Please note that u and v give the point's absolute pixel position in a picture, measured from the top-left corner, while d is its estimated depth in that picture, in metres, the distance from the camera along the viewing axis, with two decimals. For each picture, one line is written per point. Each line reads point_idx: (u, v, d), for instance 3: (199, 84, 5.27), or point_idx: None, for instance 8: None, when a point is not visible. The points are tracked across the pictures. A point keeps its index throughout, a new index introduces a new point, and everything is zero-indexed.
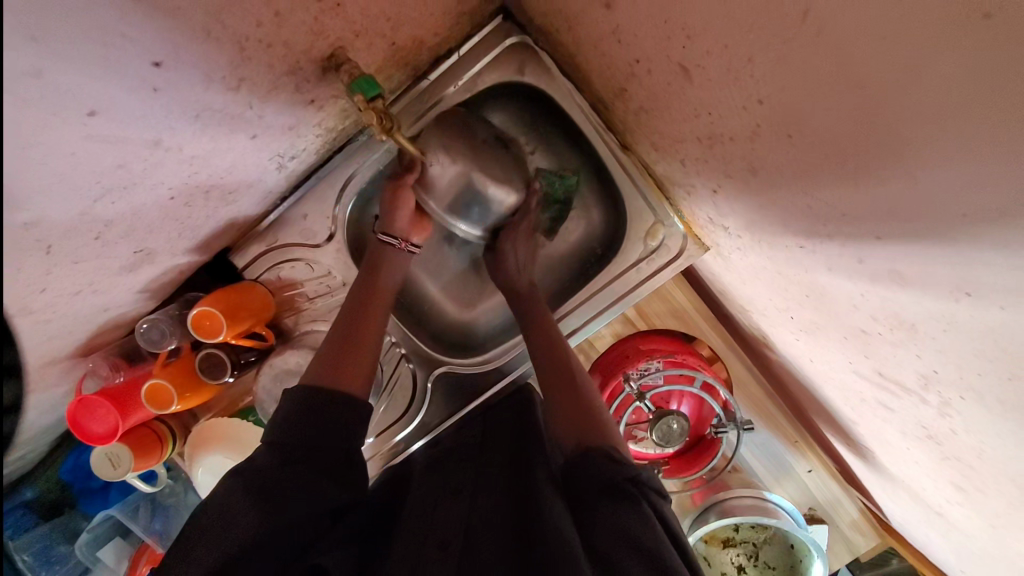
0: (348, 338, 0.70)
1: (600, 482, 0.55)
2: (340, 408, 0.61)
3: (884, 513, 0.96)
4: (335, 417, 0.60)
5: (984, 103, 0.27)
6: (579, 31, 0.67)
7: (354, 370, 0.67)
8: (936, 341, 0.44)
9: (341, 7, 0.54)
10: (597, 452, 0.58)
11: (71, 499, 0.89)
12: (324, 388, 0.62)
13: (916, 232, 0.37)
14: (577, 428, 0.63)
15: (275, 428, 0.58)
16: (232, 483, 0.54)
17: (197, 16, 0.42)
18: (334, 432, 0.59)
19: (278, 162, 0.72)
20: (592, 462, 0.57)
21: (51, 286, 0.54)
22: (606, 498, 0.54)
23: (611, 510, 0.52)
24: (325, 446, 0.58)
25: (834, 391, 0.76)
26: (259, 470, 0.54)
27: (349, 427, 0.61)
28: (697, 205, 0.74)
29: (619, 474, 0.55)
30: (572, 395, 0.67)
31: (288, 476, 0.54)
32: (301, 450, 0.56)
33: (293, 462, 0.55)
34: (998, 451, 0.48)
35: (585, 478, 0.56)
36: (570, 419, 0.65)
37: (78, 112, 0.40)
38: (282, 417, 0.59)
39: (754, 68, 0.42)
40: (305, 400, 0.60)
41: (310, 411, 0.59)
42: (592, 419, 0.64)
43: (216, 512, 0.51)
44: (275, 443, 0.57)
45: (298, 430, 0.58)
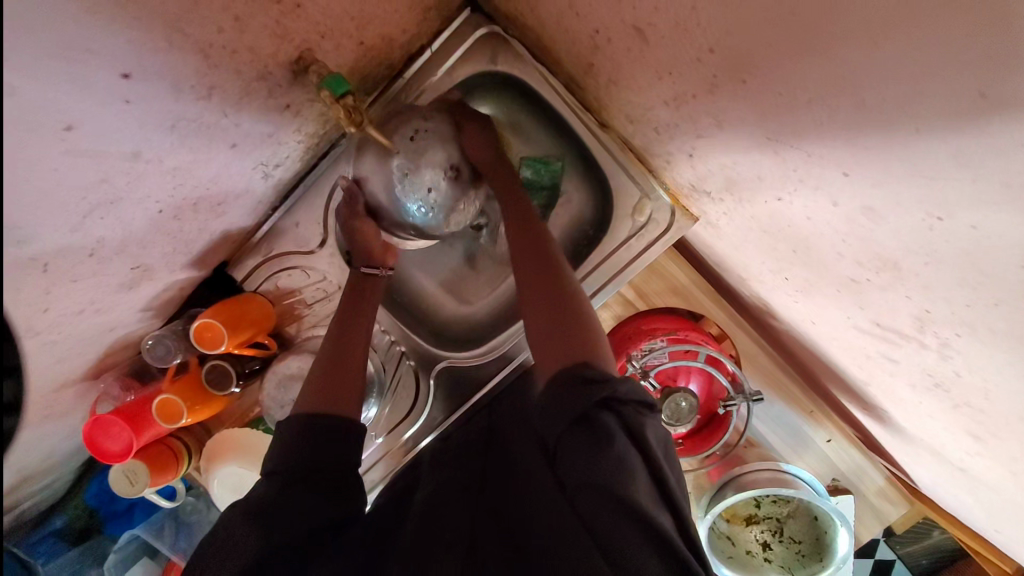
0: (336, 365, 0.68)
1: (570, 410, 0.53)
2: (336, 428, 0.60)
3: (911, 478, 0.92)
4: (326, 436, 0.59)
5: (909, 4, 0.27)
6: (540, 11, 0.68)
7: (347, 388, 0.66)
8: (922, 277, 0.43)
9: (301, 8, 0.56)
10: (573, 377, 0.54)
11: (99, 523, 0.91)
12: (320, 416, 0.60)
13: (878, 157, 0.37)
14: (555, 350, 0.59)
15: (273, 458, 0.57)
16: (231, 514, 0.53)
17: (158, 26, 0.45)
18: (330, 450, 0.58)
19: (263, 171, 0.74)
20: (567, 386, 0.54)
21: (53, 305, 0.56)
22: (577, 430, 0.52)
23: (583, 447, 0.50)
24: (323, 470, 0.56)
25: (841, 353, 0.74)
26: (258, 501, 0.53)
27: (348, 440, 0.60)
28: (679, 174, 0.74)
29: (588, 401, 0.52)
30: (552, 306, 0.62)
31: (287, 498, 0.53)
32: (299, 476, 0.55)
33: (291, 488, 0.54)
34: (1005, 390, 0.45)
35: (558, 399, 0.54)
36: (550, 337, 0.60)
37: (56, 127, 0.42)
38: (278, 444, 0.58)
39: (700, 17, 0.43)
40: (295, 428, 0.59)
41: (306, 434, 0.58)
42: (574, 335, 0.59)
43: (222, 541, 0.51)
44: (273, 470, 0.56)
45: (294, 456, 0.56)
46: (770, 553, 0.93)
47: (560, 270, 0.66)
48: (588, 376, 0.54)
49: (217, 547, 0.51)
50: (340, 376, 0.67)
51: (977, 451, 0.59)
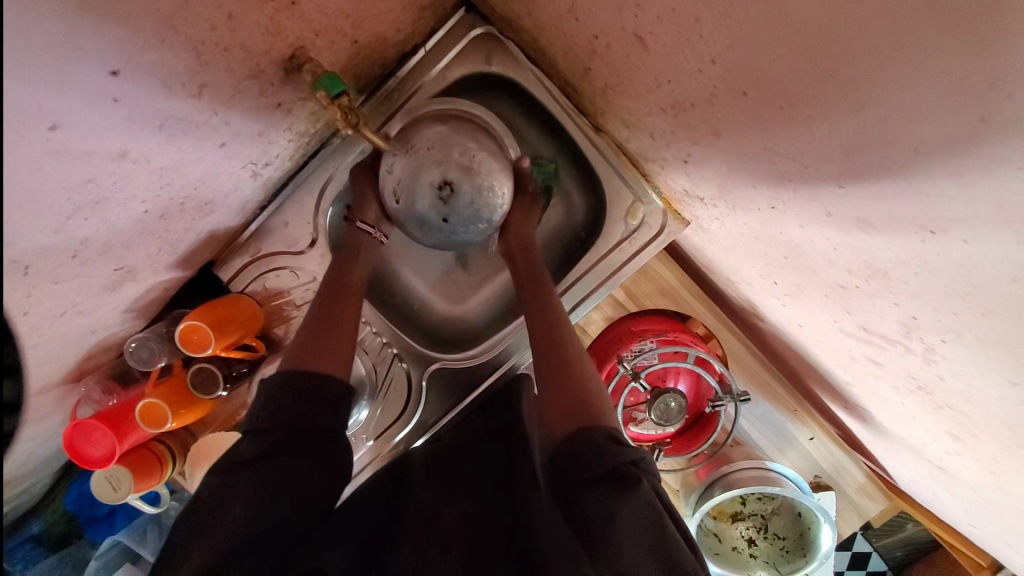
0: (323, 328, 0.68)
1: (603, 464, 0.52)
2: (325, 389, 0.60)
3: (889, 474, 0.95)
4: (313, 398, 0.59)
5: (916, 31, 0.28)
6: (537, 14, 0.68)
7: (331, 353, 0.65)
8: (911, 286, 0.44)
9: (297, 7, 0.55)
10: (598, 435, 0.55)
11: (78, 529, 0.88)
12: (307, 374, 0.60)
13: (872, 171, 0.38)
14: (567, 412, 0.60)
15: (257, 415, 0.57)
16: (221, 474, 0.52)
17: (150, 22, 0.43)
18: (320, 413, 0.58)
19: (252, 170, 0.73)
20: (595, 444, 0.54)
21: (32, 309, 0.54)
22: (610, 483, 0.51)
23: (621, 499, 0.50)
24: (309, 432, 0.57)
25: (827, 355, 0.76)
26: (245, 461, 0.53)
27: (335, 409, 0.60)
28: (672, 179, 0.75)
29: (622, 458, 0.53)
30: (563, 375, 0.64)
31: (277, 465, 0.53)
32: (286, 437, 0.55)
33: (280, 451, 0.54)
34: (986, 394, 0.47)
35: (588, 457, 0.53)
36: (561, 401, 0.61)
37: (39, 126, 0.40)
38: (264, 403, 0.57)
39: (703, 28, 0.44)
40: (282, 387, 0.58)
41: (292, 394, 0.58)
42: (587, 401, 0.61)
43: (209, 506, 0.50)
44: (258, 429, 0.55)
45: (281, 415, 0.56)
46: (754, 549, 0.96)
47: (574, 347, 0.69)
48: (611, 437, 0.55)
49: (206, 511, 0.49)
50: (330, 336, 0.67)
51: (957, 450, 0.60)
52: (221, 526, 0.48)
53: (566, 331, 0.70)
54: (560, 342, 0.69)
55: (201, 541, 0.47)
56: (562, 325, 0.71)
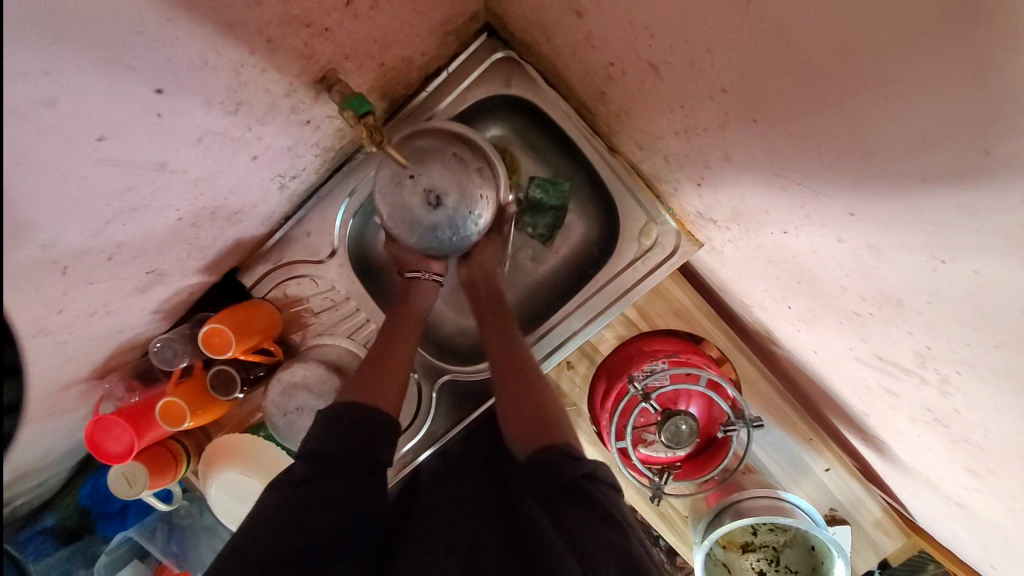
0: (382, 363, 0.71)
1: (562, 480, 0.56)
2: (382, 428, 0.61)
3: (909, 511, 0.91)
4: (367, 429, 0.60)
5: (916, 69, 0.29)
6: (557, 41, 0.71)
7: (388, 390, 0.67)
8: (924, 315, 0.44)
9: (329, 32, 0.58)
10: (556, 450, 0.58)
11: (91, 524, 0.90)
12: (359, 407, 0.61)
13: (882, 202, 0.39)
14: (532, 434, 0.61)
15: (308, 441, 0.59)
16: (268, 493, 0.55)
17: (195, 46, 0.47)
18: (369, 446, 0.59)
19: (280, 182, 0.76)
20: (546, 463, 0.57)
21: (66, 307, 0.57)
22: (572, 499, 0.55)
23: (577, 512, 0.54)
24: (355, 461, 0.58)
25: (843, 383, 0.74)
26: (296, 483, 0.55)
27: (383, 444, 0.61)
28: (686, 201, 0.76)
29: (577, 472, 0.56)
30: (531, 404, 0.65)
31: (323, 489, 0.55)
32: (333, 466, 0.57)
33: (326, 476, 0.56)
34: (1003, 427, 0.45)
35: (545, 476, 0.57)
36: (527, 424, 0.63)
37: (89, 138, 0.44)
38: (318, 429, 0.60)
39: (714, 59, 0.46)
40: (338, 418, 0.60)
41: (344, 427, 0.59)
42: (547, 424, 0.62)
43: (257, 518, 0.53)
44: (308, 454, 0.58)
45: (329, 444, 0.58)
46: None
47: (531, 365, 0.71)
48: (567, 453, 0.58)
49: (251, 525, 0.52)
50: (390, 370, 0.70)
51: (976, 486, 0.58)
52: (262, 538, 0.51)
53: (524, 353, 0.73)
54: (534, 382, 0.68)
55: (250, 544, 0.50)
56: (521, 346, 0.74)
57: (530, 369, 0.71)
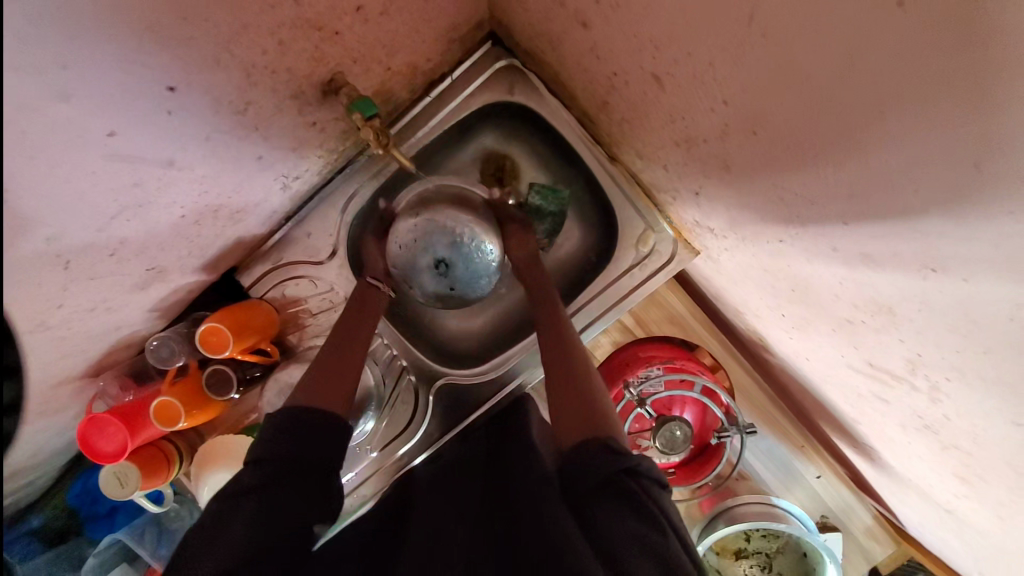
0: (334, 365, 0.70)
1: (600, 477, 0.52)
2: (330, 424, 0.61)
3: (899, 519, 0.93)
4: (318, 434, 0.59)
5: (912, 85, 0.31)
6: (561, 51, 0.73)
7: (336, 392, 0.67)
8: (916, 322, 0.45)
9: (339, 36, 0.59)
10: (594, 446, 0.54)
11: (77, 525, 0.88)
12: (315, 411, 0.61)
13: (877, 212, 0.40)
14: (575, 423, 0.59)
15: (259, 445, 0.57)
16: (221, 500, 0.53)
17: (209, 45, 0.47)
18: (323, 445, 0.59)
19: (283, 183, 0.77)
20: (589, 453, 0.53)
21: (65, 302, 0.56)
22: (609, 495, 0.51)
23: (615, 511, 0.49)
24: (307, 463, 0.57)
25: (835, 390, 0.76)
26: (244, 490, 0.53)
27: (336, 443, 0.61)
28: (684, 210, 0.78)
29: (616, 467, 0.52)
30: (580, 393, 0.63)
31: (275, 495, 0.53)
32: (286, 471, 0.55)
33: (277, 481, 0.54)
34: (991, 432, 0.47)
35: (584, 473, 0.52)
36: (569, 414, 0.61)
37: (99, 133, 0.44)
38: (274, 433, 0.57)
39: (716, 71, 0.47)
40: (290, 419, 0.59)
41: (294, 429, 0.58)
42: (595, 413, 0.60)
43: (207, 526, 0.51)
44: (258, 459, 0.55)
45: (282, 446, 0.56)
46: None
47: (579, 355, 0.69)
48: (611, 448, 0.53)
49: (202, 531, 0.50)
50: (339, 372, 0.70)
51: (965, 492, 0.59)
52: (223, 546, 0.49)
53: (574, 343, 0.72)
54: (582, 374, 0.66)
55: (212, 552, 0.48)
56: (570, 337, 0.73)
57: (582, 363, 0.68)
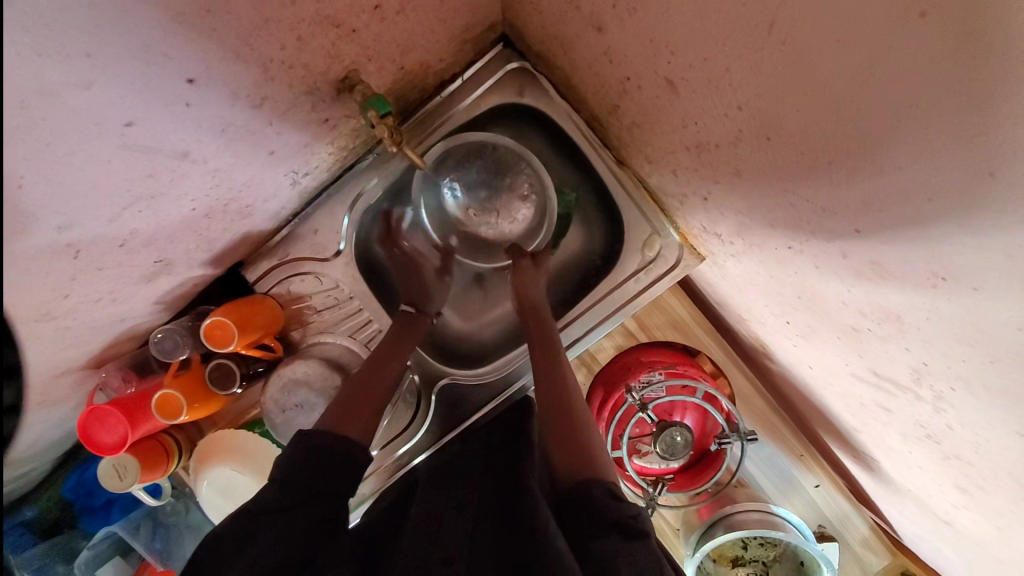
0: (364, 391, 0.72)
1: (603, 516, 0.53)
2: (343, 447, 0.62)
3: (895, 529, 0.93)
4: (333, 456, 0.60)
5: (930, 94, 0.31)
6: (573, 55, 0.73)
7: (359, 414, 0.69)
8: (922, 331, 0.46)
9: (356, 33, 0.59)
10: (600, 489, 0.57)
11: (72, 518, 0.87)
12: (331, 433, 0.63)
13: (887, 221, 0.41)
14: (574, 460, 0.62)
15: (278, 468, 0.58)
16: (235, 523, 0.53)
17: (229, 39, 0.47)
18: (336, 467, 0.60)
19: (293, 178, 0.77)
20: (591, 495, 0.56)
21: (73, 292, 0.56)
22: (607, 528, 0.52)
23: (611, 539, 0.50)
24: (323, 491, 0.57)
25: (837, 399, 0.76)
26: (265, 511, 0.53)
27: (348, 462, 0.61)
28: (691, 215, 0.78)
29: (623, 512, 0.53)
30: (571, 436, 0.66)
31: (293, 521, 0.54)
32: (304, 498, 0.56)
33: (294, 508, 0.55)
34: (995, 444, 0.47)
35: (590, 513, 0.54)
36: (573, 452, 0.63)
37: (118, 122, 0.44)
38: (290, 455, 0.59)
39: (732, 77, 0.48)
40: (305, 439, 0.60)
41: (309, 452, 0.59)
42: (595, 457, 0.63)
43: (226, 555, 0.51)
44: (278, 480, 0.56)
45: (298, 471, 0.57)
46: None
47: (577, 395, 0.72)
48: (612, 493, 0.56)
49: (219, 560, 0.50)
50: (361, 403, 0.70)
51: (964, 502, 0.60)
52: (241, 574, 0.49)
53: (571, 382, 0.73)
54: (575, 418, 0.69)
55: None
56: (567, 377, 0.74)
57: (575, 405, 0.70)
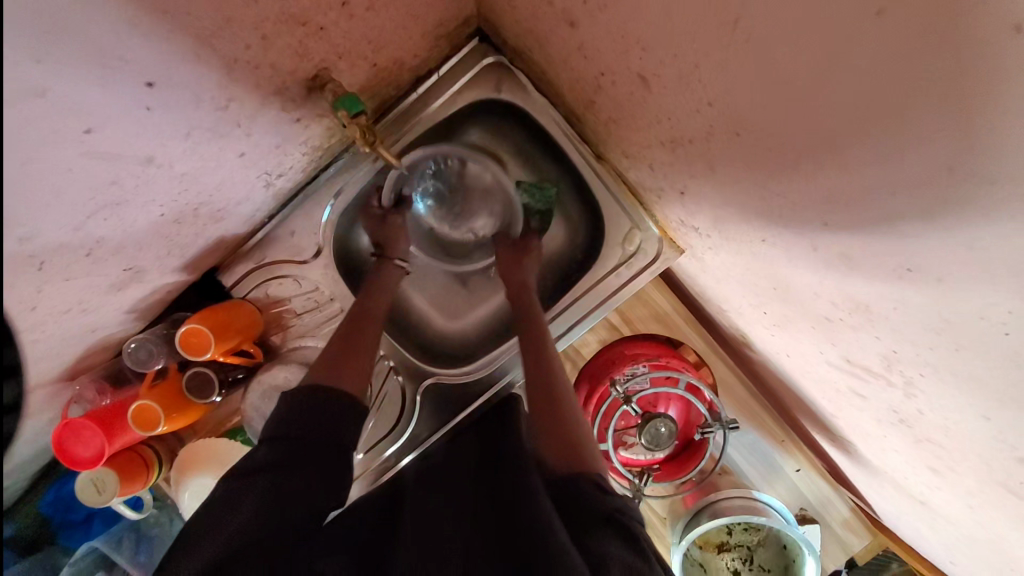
0: (349, 343, 0.71)
1: (596, 512, 0.54)
2: (341, 405, 0.61)
3: (874, 511, 0.95)
4: (326, 412, 0.59)
5: (888, 89, 0.32)
6: (548, 50, 0.73)
7: (352, 372, 0.67)
8: (892, 320, 0.47)
9: (324, 31, 0.58)
10: (587, 482, 0.57)
11: (51, 534, 0.83)
12: (326, 389, 0.61)
13: (854, 213, 0.42)
14: (563, 452, 0.62)
15: (273, 423, 0.59)
16: (231, 481, 0.54)
17: (190, 40, 0.46)
18: (329, 423, 0.59)
19: (266, 180, 0.75)
20: (578, 491, 0.56)
21: (40, 304, 0.54)
22: (601, 525, 0.52)
23: (605, 538, 0.51)
24: (314, 444, 0.57)
25: (814, 385, 0.78)
26: (256, 466, 0.55)
27: (345, 420, 0.60)
28: (669, 209, 0.79)
29: (611, 506, 0.54)
30: (560, 426, 0.66)
31: (285, 477, 0.54)
32: (295, 453, 0.56)
33: (285, 463, 0.55)
34: (963, 427, 0.49)
35: (580, 507, 0.55)
36: (559, 443, 0.63)
37: (76, 129, 0.43)
38: (284, 412, 0.59)
39: (701, 73, 0.48)
40: (299, 395, 0.60)
41: (301, 407, 0.59)
42: (582, 448, 0.63)
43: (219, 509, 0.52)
44: (272, 436, 0.57)
45: (291, 426, 0.57)
46: None
47: (563, 385, 0.71)
48: (599, 487, 0.57)
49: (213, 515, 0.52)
50: (350, 357, 0.69)
51: (937, 482, 0.62)
52: (230, 528, 0.50)
53: (559, 373, 0.72)
54: (568, 408, 0.68)
55: (212, 535, 0.50)
56: (553, 368, 0.73)
57: (564, 395, 0.69)
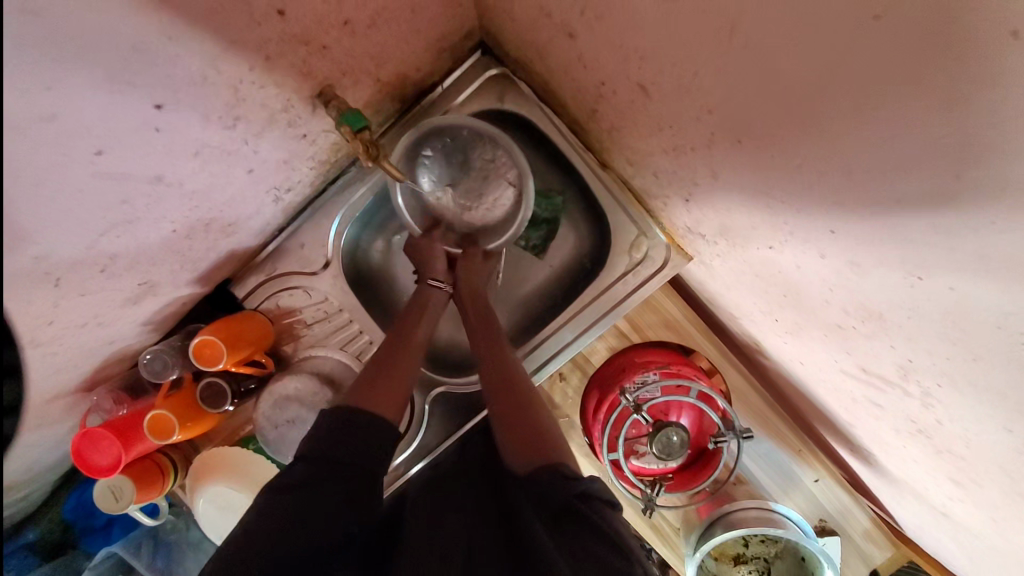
0: (380, 369, 0.71)
1: (572, 503, 0.55)
2: (376, 428, 0.62)
3: (897, 521, 0.92)
4: (361, 432, 0.61)
5: (890, 95, 0.31)
6: (549, 60, 0.73)
7: (389, 400, 0.67)
8: (905, 329, 0.45)
9: (327, 49, 0.59)
10: (545, 470, 0.58)
11: (74, 538, 0.87)
12: (357, 412, 0.62)
13: (860, 221, 0.40)
14: (525, 444, 0.63)
15: (309, 441, 0.60)
16: (264, 495, 0.56)
17: (195, 63, 0.47)
18: (363, 445, 0.60)
19: (275, 194, 0.77)
20: (546, 479, 0.57)
21: (58, 318, 0.56)
22: (583, 523, 0.54)
23: (593, 539, 0.52)
24: (346, 464, 0.58)
25: (829, 394, 0.76)
26: (288, 484, 0.56)
27: (376, 440, 0.62)
28: (675, 216, 0.78)
29: (581, 495, 0.56)
30: (523, 416, 0.67)
31: (317, 493, 0.56)
32: (329, 471, 0.57)
33: (318, 481, 0.57)
34: (985, 438, 0.47)
35: (554, 497, 0.56)
36: (521, 434, 0.64)
37: (87, 151, 0.44)
38: (320, 431, 0.60)
39: (700, 81, 0.47)
40: (331, 416, 0.61)
41: (337, 427, 0.60)
42: (542, 437, 0.64)
43: (252, 521, 0.54)
44: (306, 454, 0.59)
45: (326, 445, 0.59)
46: None
47: (521, 374, 0.73)
48: (561, 473, 0.58)
49: (247, 526, 0.54)
50: (385, 382, 0.69)
51: (961, 495, 0.59)
52: (262, 540, 0.52)
53: (514, 364, 0.74)
54: (528, 399, 0.69)
55: (247, 546, 0.52)
56: (509, 361, 0.75)
57: (520, 384, 0.71)
